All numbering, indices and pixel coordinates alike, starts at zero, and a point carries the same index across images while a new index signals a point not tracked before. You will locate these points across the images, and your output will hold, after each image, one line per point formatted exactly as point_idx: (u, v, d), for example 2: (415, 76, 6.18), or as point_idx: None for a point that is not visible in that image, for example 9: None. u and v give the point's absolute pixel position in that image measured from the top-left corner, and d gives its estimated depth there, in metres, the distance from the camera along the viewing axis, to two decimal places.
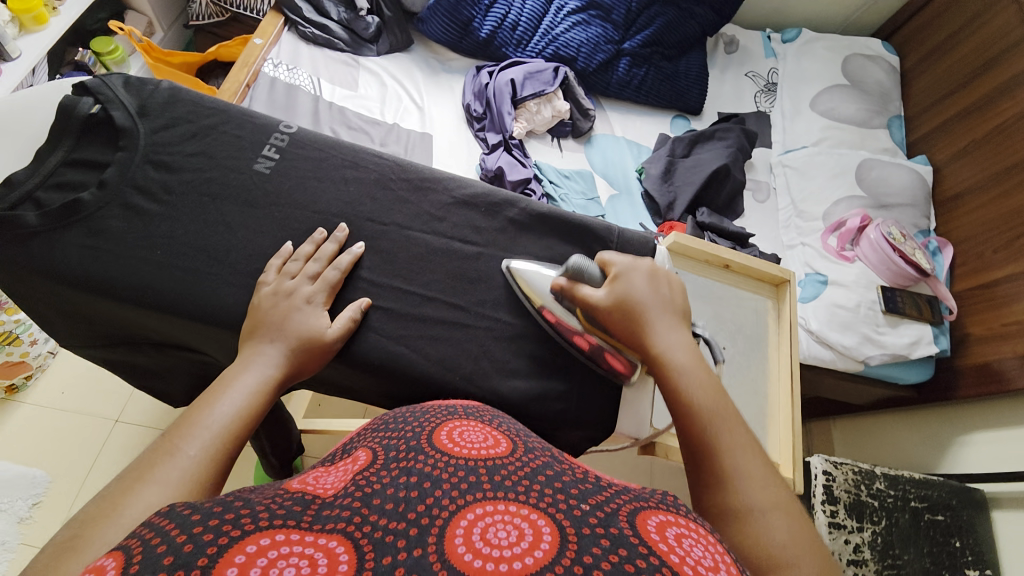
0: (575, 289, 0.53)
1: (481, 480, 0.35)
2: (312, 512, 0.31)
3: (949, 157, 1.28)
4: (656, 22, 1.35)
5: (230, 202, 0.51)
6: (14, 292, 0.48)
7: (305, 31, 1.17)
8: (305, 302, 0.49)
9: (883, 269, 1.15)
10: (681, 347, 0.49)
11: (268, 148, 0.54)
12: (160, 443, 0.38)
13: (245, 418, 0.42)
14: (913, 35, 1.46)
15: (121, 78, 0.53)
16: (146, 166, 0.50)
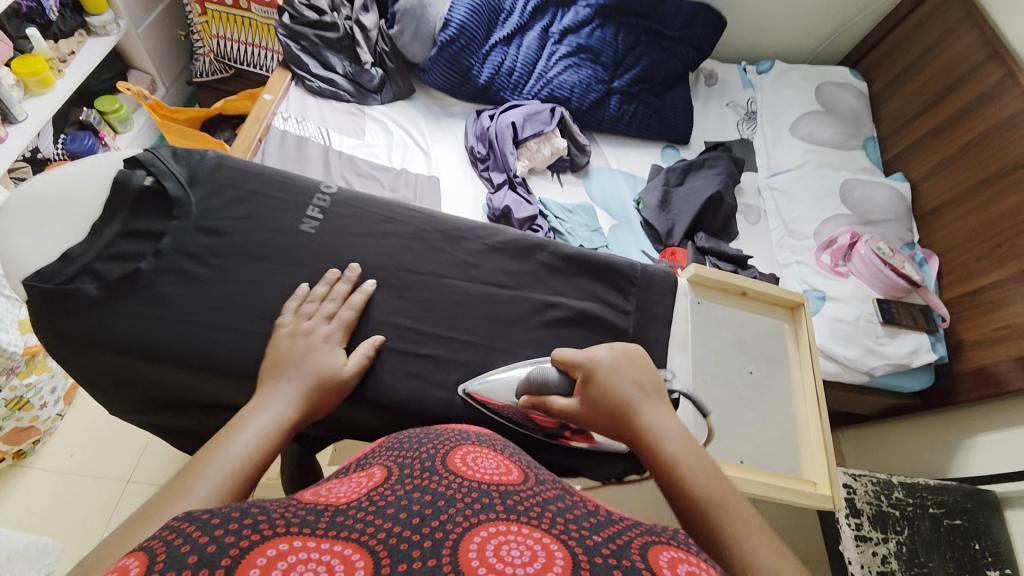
0: (545, 397, 0.50)
1: (493, 500, 0.36)
2: (325, 522, 0.32)
3: (924, 172, 1.37)
4: (642, 61, 1.43)
5: (276, 262, 0.53)
6: (68, 364, 0.49)
7: (311, 85, 1.21)
8: (323, 339, 0.50)
9: (876, 282, 1.21)
10: (666, 427, 0.46)
11: (312, 210, 0.56)
12: (174, 483, 0.36)
13: (260, 459, 0.40)
14: (879, 61, 1.58)
15: (170, 149, 0.55)
16: (197, 232, 0.52)
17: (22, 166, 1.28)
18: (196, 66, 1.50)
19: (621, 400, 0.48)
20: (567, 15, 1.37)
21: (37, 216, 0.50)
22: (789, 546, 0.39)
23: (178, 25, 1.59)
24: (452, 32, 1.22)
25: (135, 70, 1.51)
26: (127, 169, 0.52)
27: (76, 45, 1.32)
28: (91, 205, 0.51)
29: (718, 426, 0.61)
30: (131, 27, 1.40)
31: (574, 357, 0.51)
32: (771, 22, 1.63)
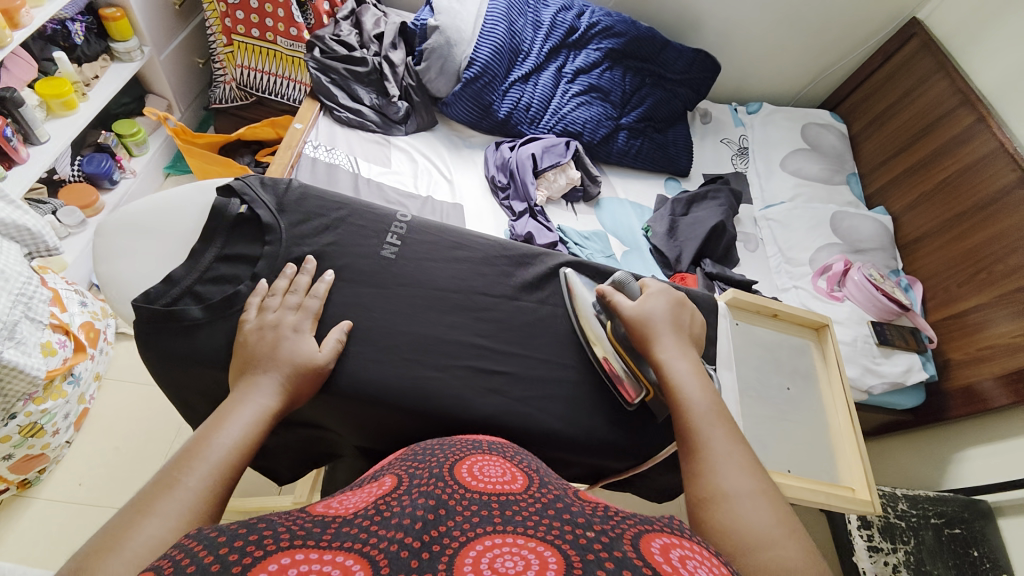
0: (612, 296, 0.61)
1: (492, 511, 0.39)
2: (331, 532, 0.35)
3: (903, 206, 1.50)
4: (647, 101, 1.54)
5: (364, 284, 0.59)
6: (174, 381, 0.54)
7: (340, 115, 1.26)
8: (292, 330, 0.52)
9: (871, 307, 1.31)
10: (685, 359, 0.56)
11: (391, 237, 0.63)
12: (163, 475, 0.41)
13: (244, 448, 0.45)
14: (856, 105, 1.74)
15: (258, 177, 0.60)
16: (289, 257, 0.57)
17: (40, 188, 1.27)
18: (214, 92, 1.52)
19: (655, 326, 0.58)
20: (579, 57, 1.47)
21: (145, 241, 0.56)
22: (762, 469, 0.48)
23: (197, 53, 1.61)
24: (476, 70, 1.30)
25: (152, 94, 1.52)
26: (224, 197, 0.57)
27: (99, 69, 1.33)
28: (190, 231, 0.57)
29: (766, 439, 0.66)
30: (154, 54, 1.42)
31: (651, 282, 0.63)
32: (759, 68, 1.78)
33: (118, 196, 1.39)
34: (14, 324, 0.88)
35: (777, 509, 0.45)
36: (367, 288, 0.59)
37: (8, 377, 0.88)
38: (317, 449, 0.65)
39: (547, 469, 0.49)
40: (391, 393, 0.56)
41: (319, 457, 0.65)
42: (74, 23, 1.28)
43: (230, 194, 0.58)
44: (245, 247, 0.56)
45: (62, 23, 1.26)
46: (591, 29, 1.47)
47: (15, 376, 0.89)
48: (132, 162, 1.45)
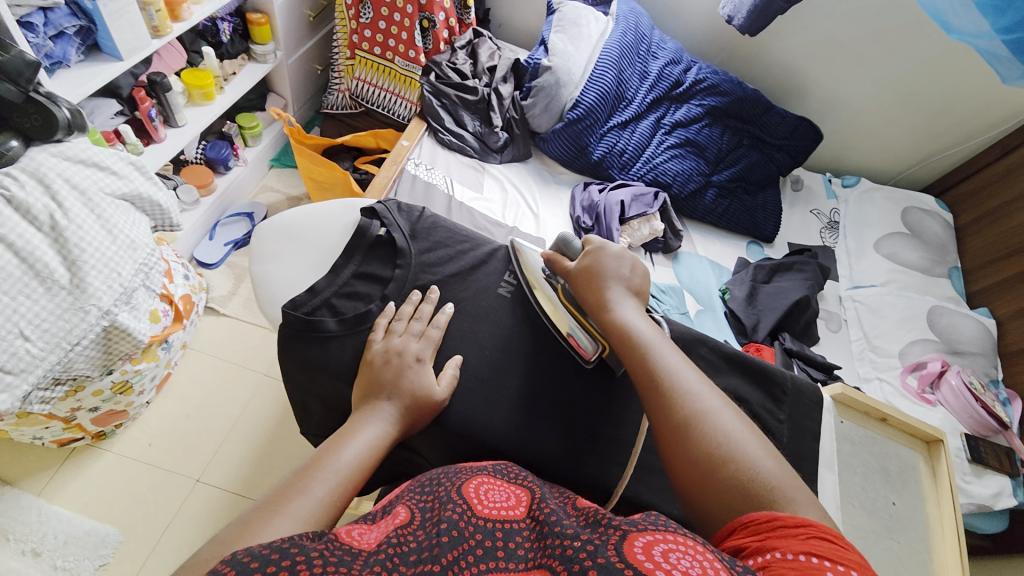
0: (558, 258, 0.64)
1: (494, 544, 0.40)
2: (361, 561, 0.35)
3: (1011, 312, 1.39)
4: (742, 162, 1.51)
5: (479, 321, 0.63)
6: (300, 383, 0.59)
7: (444, 137, 1.33)
8: (415, 359, 0.55)
9: (966, 416, 1.21)
10: (637, 311, 0.58)
11: (508, 275, 0.67)
12: (294, 478, 0.43)
13: (363, 469, 0.47)
14: (966, 195, 1.64)
15: (395, 202, 0.66)
16: (416, 283, 0.62)
17: (168, 166, 1.41)
18: (328, 98, 1.63)
19: (606, 281, 0.59)
20: (679, 110, 1.47)
21: (294, 250, 0.64)
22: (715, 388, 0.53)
23: (318, 60, 1.74)
24: (580, 112, 1.33)
25: (273, 93, 1.64)
26: (367, 218, 0.64)
27: (237, 66, 1.46)
28: (334, 245, 0.64)
29: (866, 556, 0.61)
30: (284, 57, 1.54)
31: (592, 238, 0.64)
32: (862, 141, 1.72)
33: (229, 181, 1.51)
34: (132, 290, 0.96)
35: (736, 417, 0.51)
36: (483, 325, 0.63)
37: (117, 337, 0.95)
38: (401, 466, 0.67)
39: (545, 485, 0.50)
40: (490, 430, 0.59)
41: (401, 474, 0.68)
42: (223, 22, 1.41)
43: (372, 217, 0.65)
44: (379, 269, 0.62)
45: (213, 21, 1.41)
46: (696, 84, 1.48)
47: (122, 337, 0.96)
48: (246, 152, 1.57)
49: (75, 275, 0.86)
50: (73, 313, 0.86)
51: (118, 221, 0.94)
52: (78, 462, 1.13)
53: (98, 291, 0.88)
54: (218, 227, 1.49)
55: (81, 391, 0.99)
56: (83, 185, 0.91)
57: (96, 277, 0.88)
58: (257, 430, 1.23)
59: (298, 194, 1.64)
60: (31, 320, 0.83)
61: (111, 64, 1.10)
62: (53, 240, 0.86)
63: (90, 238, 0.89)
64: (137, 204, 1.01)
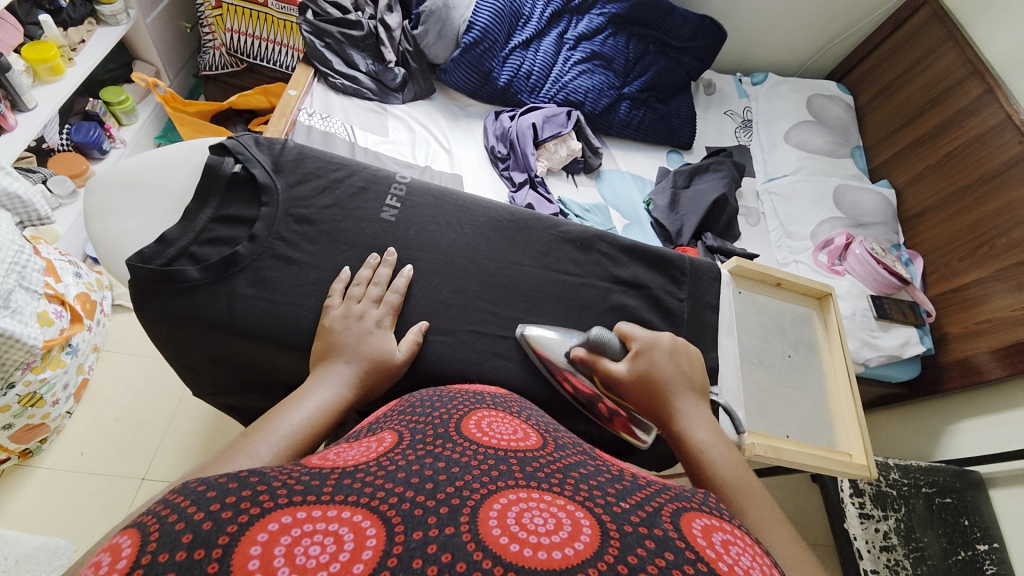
0: (598, 361, 0.56)
1: (511, 468, 0.38)
2: (333, 486, 0.33)
3: (908, 180, 1.50)
4: (651, 70, 1.50)
5: (365, 249, 0.61)
6: (184, 343, 0.57)
7: (335, 82, 1.23)
8: (371, 322, 0.55)
9: (871, 280, 1.31)
10: (707, 428, 0.51)
11: (390, 199, 0.63)
12: (239, 440, 0.41)
13: (314, 430, 0.45)
14: (864, 76, 1.70)
15: (251, 137, 0.62)
16: (288, 221, 0.59)
17: (28, 156, 1.24)
18: (203, 58, 1.46)
19: (669, 390, 0.53)
20: (581, 23, 1.42)
21: (142, 199, 0.59)
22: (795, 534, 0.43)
23: (184, 17, 1.55)
24: (476, 34, 1.26)
25: (140, 60, 1.46)
26: (218, 155, 0.60)
27: (86, 33, 1.27)
28: (184, 191, 0.60)
29: (768, 406, 0.66)
30: (140, 16, 1.36)
31: (633, 332, 0.57)
32: (765, 35, 1.73)
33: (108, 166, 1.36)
34: (8, 293, 0.86)
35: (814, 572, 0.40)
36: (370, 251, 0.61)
37: (5, 346, 0.87)
38: None
39: (560, 429, 0.49)
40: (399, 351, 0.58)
41: None
42: None
43: (224, 153, 0.61)
44: (243, 209, 0.59)
45: None
46: None
47: (12, 345, 0.88)
48: (121, 131, 1.41)
49: None
50: None
51: None
52: (6, 485, 1.06)
53: None
54: None
55: None
56: None
57: None
58: (198, 418, 1.19)
59: None
60: None
61: None
62: None
63: None
64: None
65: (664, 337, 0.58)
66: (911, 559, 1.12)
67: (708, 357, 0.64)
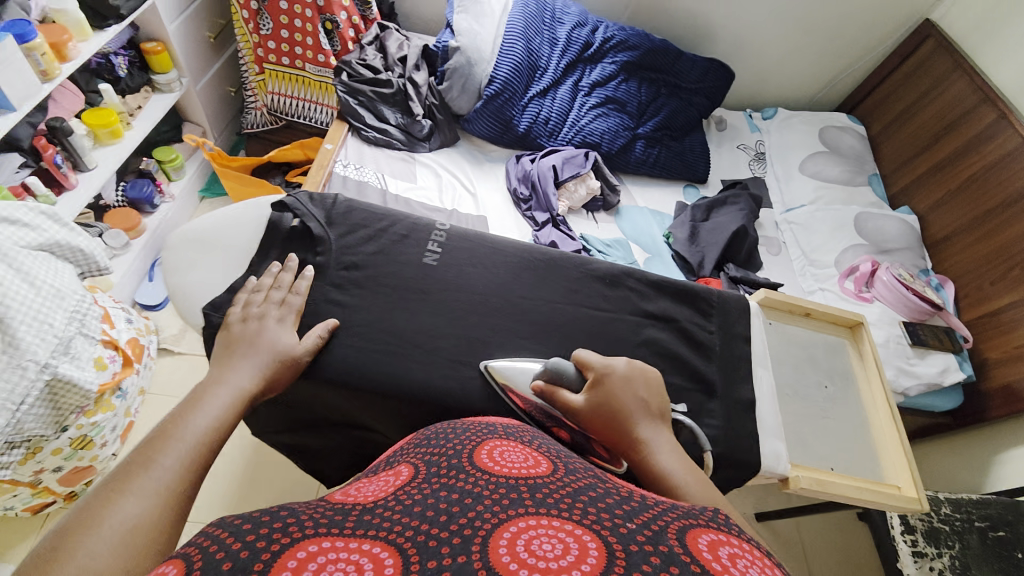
0: (554, 391, 0.56)
1: (521, 495, 0.39)
2: (354, 522, 0.36)
3: (929, 205, 1.50)
4: (663, 111, 1.56)
5: (408, 292, 0.65)
6: None
7: (367, 135, 1.32)
8: (275, 321, 0.59)
9: (901, 307, 1.30)
10: (668, 451, 0.52)
11: (432, 245, 0.68)
12: (138, 455, 0.47)
13: (214, 432, 0.51)
14: (874, 106, 1.74)
15: (306, 193, 0.67)
16: (340, 268, 0.65)
17: (88, 213, 1.35)
18: (247, 118, 1.60)
19: (629, 419, 0.54)
20: (595, 70, 1.50)
21: (210, 255, 0.66)
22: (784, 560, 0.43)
23: (229, 82, 1.69)
24: (497, 87, 1.35)
25: (190, 123, 1.59)
26: (278, 211, 0.67)
27: (142, 100, 1.38)
28: (248, 243, 0.67)
29: (807, 437, 0.66)
30: (191, 83, 1.48)
31: (590, 360, 0.58)
32: (772, 73, 1.80)
33: (158, 219, 1.46)
34: (69, 339, 0.92)
35: None
36: (411, 293, 0.65)
37: (63, 390, 0.92)
38: (364, 449, 0.70)
39: (568, 454, 0.50)
40: (441, 379, 0.61)
41: (365, 456, 0.71)
42: (117, 56, 1.33)
43: (284, 209, 0.68)
44: (301, 256, 0.66)
45: (107, 57, 1.31)
46: (606, 43, 1.51)
47: (68, 390, 0.93)
48: (171, 187, 1.52)
49: (3, 333, 0.82)
50: (11, 372, 0.82)
51: (40, 273, 0.89)
52: None
53: (33, 345, 0.84)
54: (156, 268, 1.45)
55: (39, 452, 0.96)
56: None
57: (28, 330, 0.84)
58: (237, 458, 1.22)
59: None
60: None
61: (4, 115, 1.00)
62: None
63: (13, 293, 0.84)
64: (58, 253, 0.96)
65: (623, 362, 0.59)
66: None
67: (745, 389, 0.64)
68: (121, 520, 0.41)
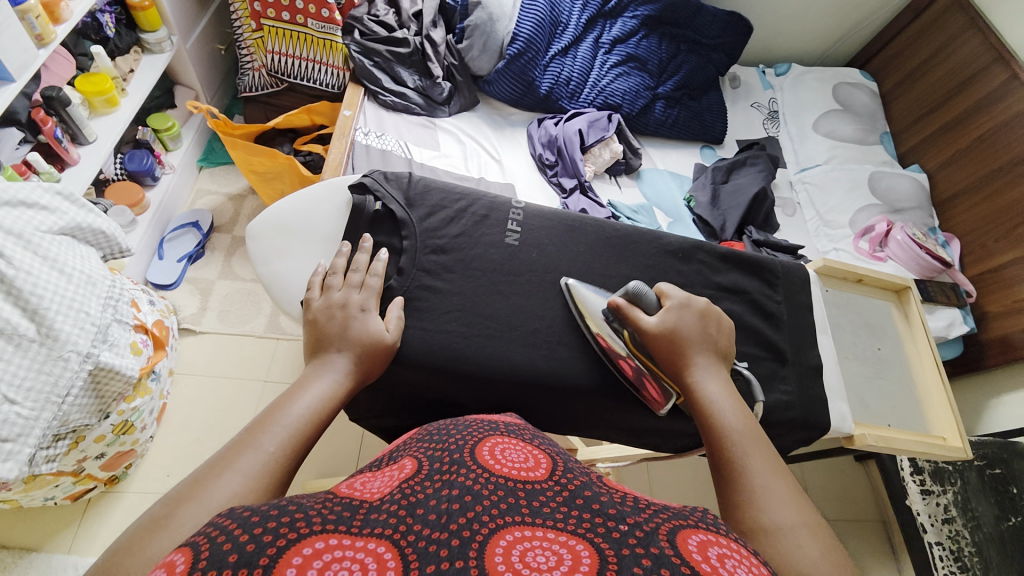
0: (630, 309, 0.63)
1: (519, 500, 0.41)
2: (361, 518, 0.37)
3: (938, 164, 1.53)
4: (683, 68, 1.52)
5: (498, 273, 0.71)
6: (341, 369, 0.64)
7: (386, 100, 1.27)
8: (359, 309, 0.62)
9: (913, 265, 1.36)
10: (720, 382, 0.58)
11: (512, 224, 0.73)
12: (245, 436, 0.48)
13: (314, 421, 0.52)
14: (887, 62, 1.73)
15: (381, 175, 0.72)
16: (428, 252, 0.70)
17: (89, 190, 1.26)
18: (243, 80, 1.48)
19: (688, 346, 0.61)
20: (615, 26, 1.44)
21: (296, 242, 0.71)
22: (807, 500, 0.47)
23: (218, 39, 1.55)
24: (520, 45, 1.29)
25: (181, 86, 1.47)
26: (359, 194, 0.71)
27: (133, 63, 1.27)
28: (331, 232, 0.71)
29: (869, 399, 0.74)
30: (182, 42, 1.35)
31: (669, 292, 0.64)
32: (787, 25, 1.75)
33: (161, 193, 1.38)
34: (107, 327, 0.87)
35: (824, 544, 0.43)
36: (496, 278, 0.70)
37: (106, 378, 0.88)
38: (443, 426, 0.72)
39: (569, 457, 0.52)
40: (533, 370, 0.67)
41: None
42: (103, 14, 1.21)
43: (363, 191, 0.72)
44: (387, 242, 0.70)
45: (92, 15, 1.19)
46: None
47: (112, 377, 0.89)
48: (169, 157, 1.43)
49: (40, 324, 0.78)
50: (52, 365, 0.78)
51: (67, 259, 0.83)
52: (95, 512, 1.10)
53: (72, 336, 0.80)
54: (165, 245, 1.40)
55: (82, 441, 0.93)
56: (17, 227, 0.79)
57: (64, 321, 0.80)
58: None
59: (239, 191, 1.53)
60: (11, 382, 0.75)
61: (4, 87, 0.90)
62: (6, 294, 0.76)
63: (45, 282, 0.79)
64: (79, 236, 0.89)
65: (698, 301, 0.64)
66: (967, 527, 1.16)
67: (812, 354, 0.69)
68: (222, 495, 0.42)
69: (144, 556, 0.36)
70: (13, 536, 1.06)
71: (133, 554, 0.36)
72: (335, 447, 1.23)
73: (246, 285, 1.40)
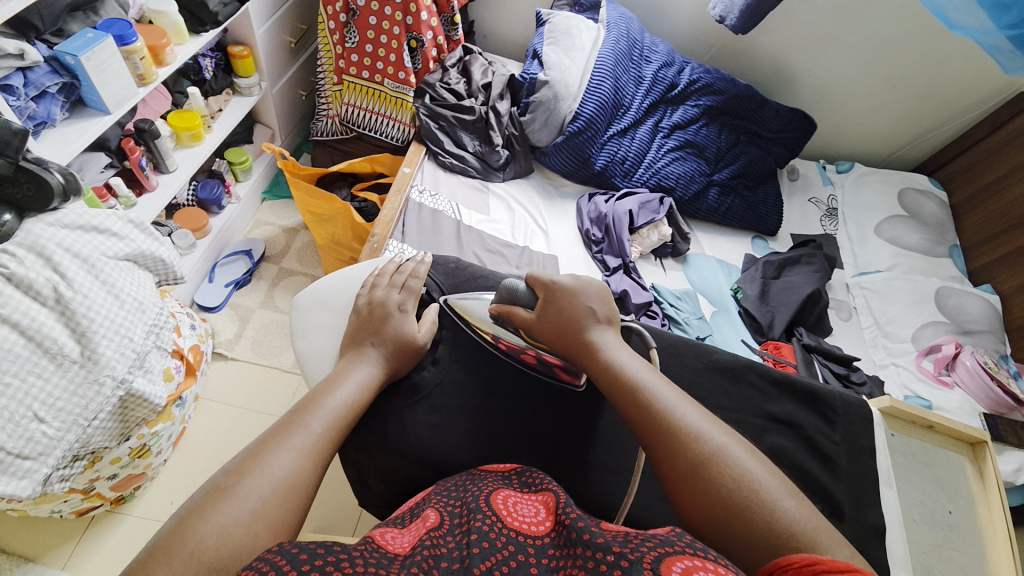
0: (511, 309, 0.66)
1: (528, 558, 0.42)
2: (398, 564, 0.40)
3: (1013, 288, 1.43)
4: (741, 158, 1.50)
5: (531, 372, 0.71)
6: (367, 449, 0.65)
7: (444, 160, 1.32)
8: (398, 309, 0.68)
9: (984, 396, 1.23)
10: (612, 344, 0.61)
11: None
12: (292, 415, 0.53)
13: (354, 408, 0.57)
14: (958, 172, 1.66)
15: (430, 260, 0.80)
16: (464, 340, 0.73)
17: (160, 212, 1.35)
18: (317, 125, 1.57)
19: (581, 326, 0.62)
20: (676, 112, 1.47)
21: (331, 314, 0.73)
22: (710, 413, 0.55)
23: (301, 86, 1.67)
24: (580, 124, 1.33)
25: (260, 124, 1.58)
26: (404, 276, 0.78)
27: (223, 102, 1.38)
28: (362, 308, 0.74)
29: (932, 567, 0.72)
30: (269, 88, 1.47)
31: (544, 279, 0.66)
32: (853, 125, 1.73)
33: (224, 221, 1.46)
34: (145, 353, 0.89)
35: (747, 450, 0.51)
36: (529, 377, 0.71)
37: (134, 405, 0.89)
38: None
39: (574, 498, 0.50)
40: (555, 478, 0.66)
41: None
42: (205, 58, 1.33)
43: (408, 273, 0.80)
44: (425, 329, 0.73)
45: (195, 58, 1.32)
46: (690, 85, 1.47)
47: (139, 404, 0.90)
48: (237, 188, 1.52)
49: (84, 346, 0.80)
50: (87, 388, 0.80)
51: (124, 285, 0.87)
52: (96, 532, 1.09)
53: (111, 361, 0.82)
54: (216, 270, 1.46)
55: (99, 461, 0.93)
56: (85, 252, 0.83)
57: (108, 345, 0.82)
58: None
59: (294, 225, 1.60)
60: (44, 401, 0.76)
61: (98, 119, 0.99)
62: (59, 314, 0.79)
63: (98, 307, 0.82)
64: (140, 262, 0.93)
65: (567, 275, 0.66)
66: None
67: (871, 514, 0.64)
68: (277, 470, 0.47)
69: (214, 523, 0.41)
70: (13, 544, 1.06)
71: (203, 517, 0.42)
72: (337, 500, 1.18)
73: (283, 318, 1.43)
